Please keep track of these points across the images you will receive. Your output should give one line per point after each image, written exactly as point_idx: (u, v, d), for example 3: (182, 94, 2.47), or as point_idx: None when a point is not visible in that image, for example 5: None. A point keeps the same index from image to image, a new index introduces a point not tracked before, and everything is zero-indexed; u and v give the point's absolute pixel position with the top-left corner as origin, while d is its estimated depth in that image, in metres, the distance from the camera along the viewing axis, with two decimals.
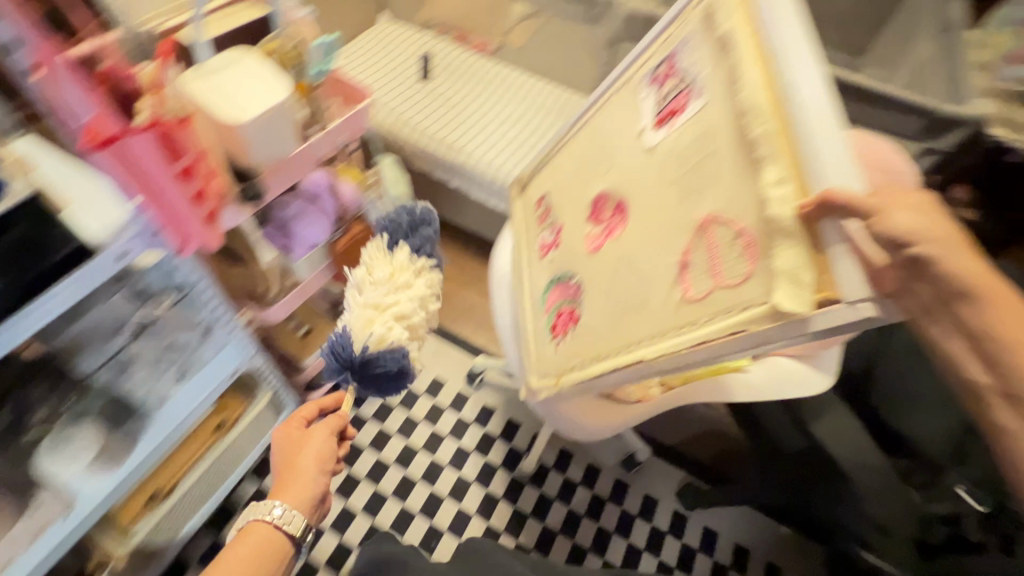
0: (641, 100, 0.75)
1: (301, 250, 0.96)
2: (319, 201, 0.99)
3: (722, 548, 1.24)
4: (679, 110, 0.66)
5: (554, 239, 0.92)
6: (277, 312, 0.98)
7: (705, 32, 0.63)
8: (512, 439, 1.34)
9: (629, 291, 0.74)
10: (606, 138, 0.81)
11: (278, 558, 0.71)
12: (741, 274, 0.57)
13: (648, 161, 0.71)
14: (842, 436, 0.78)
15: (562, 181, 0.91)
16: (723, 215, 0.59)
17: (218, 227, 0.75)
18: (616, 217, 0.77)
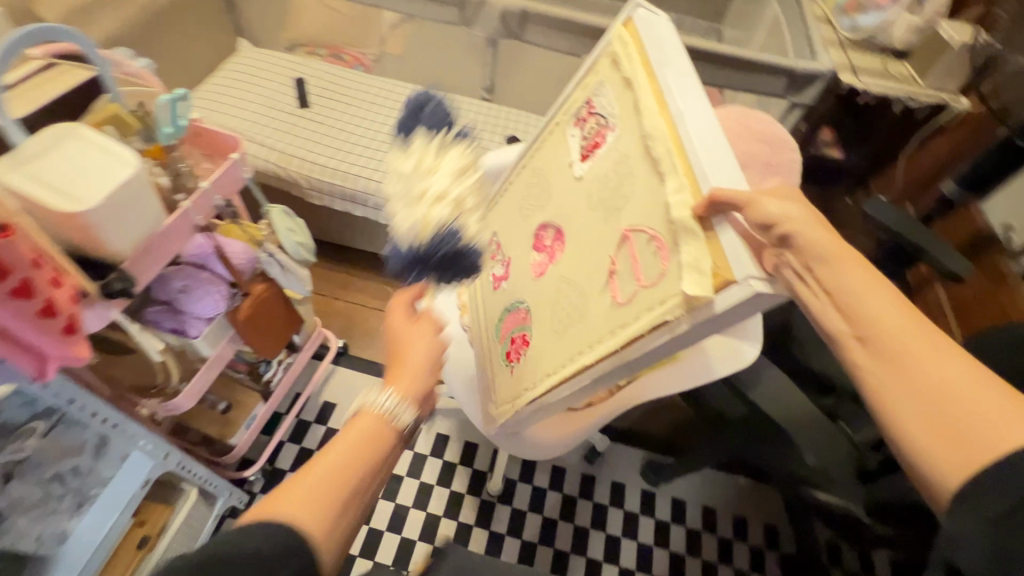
0: (568, 138, 0.76)
1: (197, 328, 0.86)
2: (208, 269, 0.88)
3: (692, 513, 1.30)
4: (600, 142, 0.69)
5: (504, 272, 0.88)
6: (181, 402, 0.86)
7: (613, 70, 0.67)
8: (472, 462, 1.30)
9: (569, 310, 0.72)
10: (538, 173, 0.81)
11: (383, 446, 0.60)
12: (658, 273, 0.57)
13: (580, 189, 0.72)
14: (777, 396, 0.83)
15: (501, 218, 0.90)
16: (635, 228, 0.62)
17: (82, 336, 0.64)
18: (557, 242, 0.76)
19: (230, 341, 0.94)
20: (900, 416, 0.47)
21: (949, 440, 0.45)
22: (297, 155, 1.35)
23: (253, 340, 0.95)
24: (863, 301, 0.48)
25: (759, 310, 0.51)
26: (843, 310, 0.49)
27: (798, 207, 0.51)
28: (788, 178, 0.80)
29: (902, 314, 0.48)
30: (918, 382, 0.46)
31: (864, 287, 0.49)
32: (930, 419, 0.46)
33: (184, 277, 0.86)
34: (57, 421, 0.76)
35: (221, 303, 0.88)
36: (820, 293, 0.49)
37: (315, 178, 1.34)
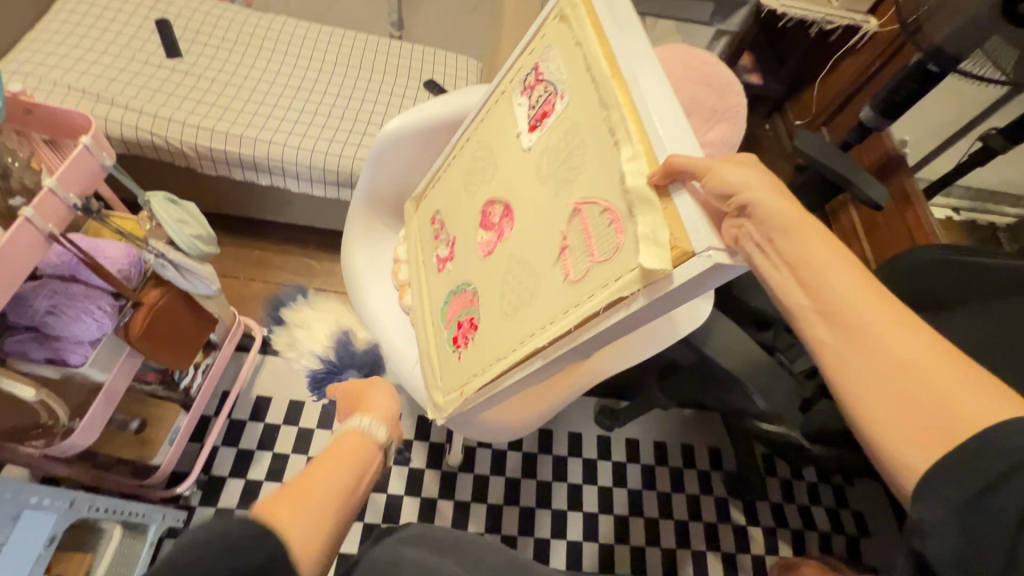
0: (515, 105, 0.67)
1: (80, 354, 0.72)
2: (80, 281, 0.73)
3: (645, 450, 1.36)
4: (550, 111, 0.61)
5: (450, 253, 0.77)
6: (79, 439, 0.76)
7: (560, 32, 0.60)
8: (429, 436, 1.27)
9: (518, 292, 0.62)
10: (485, 145, 0.72)
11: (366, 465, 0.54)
12: (612, 247, 0.49)
13: (528, 160, 0.63)
14: (729, 347, 0.84)
15: (446, 194, 0.79)
16: (588, 198, 0.52)
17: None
18: (507, 218, 0.66)
19: (128, 359, 0.80)
20: (868, 404, 0.39)
21: (912, 424, 0.38)
22: (174, 118, 1.12)
23: (152, 353, 0.80)
24: (826, 271, 0.41)
25: (718, 282, 0.45)
26: (805, 284, 0.42)
27: (760, 172, 0.45)
28: (734, 124, 0.75)
29: (870, 289, 0.41)
30: (880, 360, 0.39)
31: (826, 259, 0.42)
32: (895, 402, 0.38)
33: (48, 295, 0.71)
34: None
35: (105, 320, 0.73)
36: (779, 267, 0.43)
37: (203, 146, 1.12)
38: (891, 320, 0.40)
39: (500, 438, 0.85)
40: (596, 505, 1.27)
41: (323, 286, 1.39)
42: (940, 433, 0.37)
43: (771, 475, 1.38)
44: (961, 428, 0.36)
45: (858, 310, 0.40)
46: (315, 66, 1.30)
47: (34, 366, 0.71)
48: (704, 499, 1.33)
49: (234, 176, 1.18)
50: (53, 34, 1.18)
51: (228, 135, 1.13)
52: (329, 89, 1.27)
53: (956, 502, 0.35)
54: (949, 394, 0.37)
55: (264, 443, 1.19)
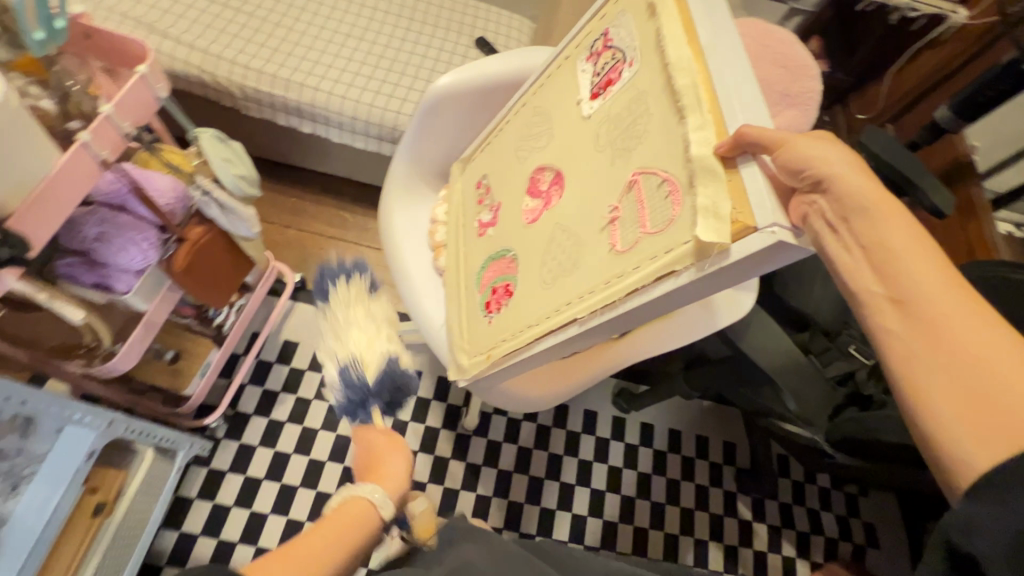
0: (579, 73, 0.64)
1: (125, 282, 0.74)
2: (129, 212, 0.74)
3: (658, 436, 1.36)
4: (615, 80, 0.58)
5: (491, 221, 0.75)
6: (124, 360, 0.78)
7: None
8: (447, 397, 1.29)
9: (555, 262, 0.60)
10: (540, 111, 0.69)
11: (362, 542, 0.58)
12: (665, 220, 0.47)
13: (587, 129, 0.61)
14: (766, 343, 0.81)
15: (495, 159, 0.78)
16: (649, 169, 0.50)
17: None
18: (555, 186, 0.64)
19: (168, 292, 0.82)
20: (933, 402, 0.39)
21: (985, 432, 0.36)
22: (224, 56, 1.11)
23: (191, 288, 0.82)
24: (903, 255, 0.40)
25: (780, 264, 0.43)
26: (880, 269, 0.41)
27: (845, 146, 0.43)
28: (806, 110, 0.71)
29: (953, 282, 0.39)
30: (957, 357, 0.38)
31: (910, 246, 0.40)
32: (959, 400, 0.37)
33: (97, 222, 0.71)
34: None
35: (149, 252, 0.74)
36: (853, 249, 0.42)
37: (250, 87, 1.12)
38: (975, 320, 0.38)
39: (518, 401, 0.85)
40: (605, 483, 1.28)
41: (355, 240, 1.39)
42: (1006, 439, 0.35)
43: (783, 476, 1.37)
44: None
45: (935, 300, 0.39)
46: (367, 14, 1.27)
47: (82, 290, 0.73)
48: (712, 490, 1.33)
49: (278, 120, 1.17)
50: None
51: (276, 78, 1.11)
52: (380, 38, 1.24)
53: (1016, 509, 0.33)
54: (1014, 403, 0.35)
55: (288, 386, 1.23)
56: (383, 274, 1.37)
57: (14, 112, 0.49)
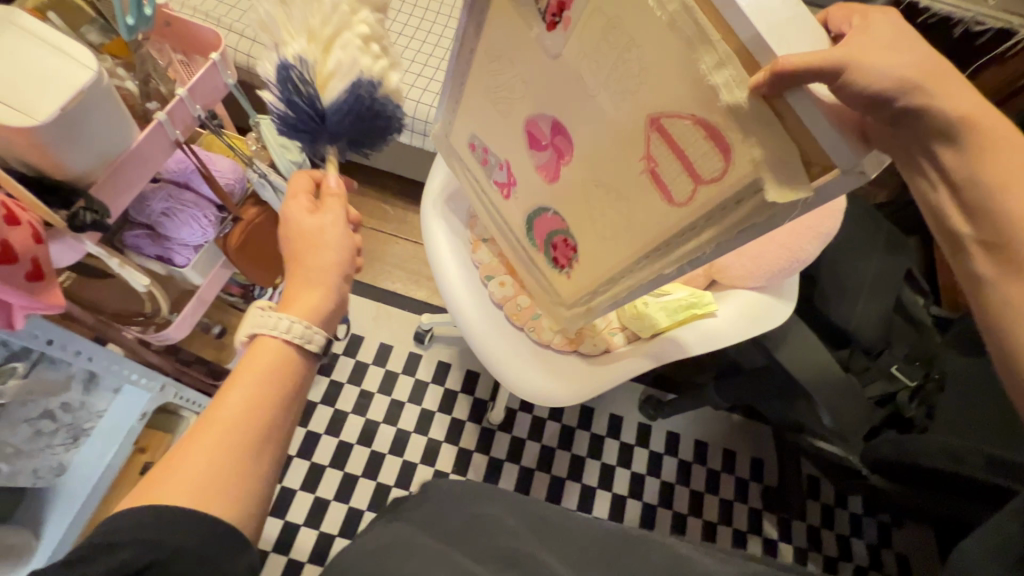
0: (517, 4, 0.57)
1: (183, 256, 0.78)
2: (192, 189, 0.79)
3: (684, 446, 1.34)
4: (568, 4, 0.51)
5: (509, 178, 0.77)
6: (177, 330, 0.83)
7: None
8: (474, 391, 1.30)
9: (609, 218, 0.62)
10: (496, 56, 0.65)
11: (291, 378, 0.53)
12: (717, 170, 0.46)
13: (567, 73, 0.56)
14: (803, 355, 0.80)
15: (477, 115, 0.76)
16: (665, 112, 0.48)
17: (54, 282, 0.56)
18: (558, 135, 0.63)
19: (220, 269, 0.86)
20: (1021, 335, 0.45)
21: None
22: None
23: (246, 268, 0.87)
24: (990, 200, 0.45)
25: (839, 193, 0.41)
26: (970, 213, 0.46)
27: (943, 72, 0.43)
28: None
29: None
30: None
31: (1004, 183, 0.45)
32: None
33: (164, 198, 0.77)
34: (37, 360, 0.70)
35: (208, 230, 0.79)
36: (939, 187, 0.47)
37: None
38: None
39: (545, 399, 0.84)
40: (627, 488, 1.27)
41: (394, 232, 1.43)
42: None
43: (812, 497, 1.33)
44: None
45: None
46: (418, 13, 1.31)
47: (143, 260, 0.78)
48: (737, 506, 1.30)
49: None
50: None
51: None
52: (429, 36, 1.28)
53: None
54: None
55: (322, 369, 1.27)
56: (419, 266, 1.41)
57: (105, 92, 0.53)
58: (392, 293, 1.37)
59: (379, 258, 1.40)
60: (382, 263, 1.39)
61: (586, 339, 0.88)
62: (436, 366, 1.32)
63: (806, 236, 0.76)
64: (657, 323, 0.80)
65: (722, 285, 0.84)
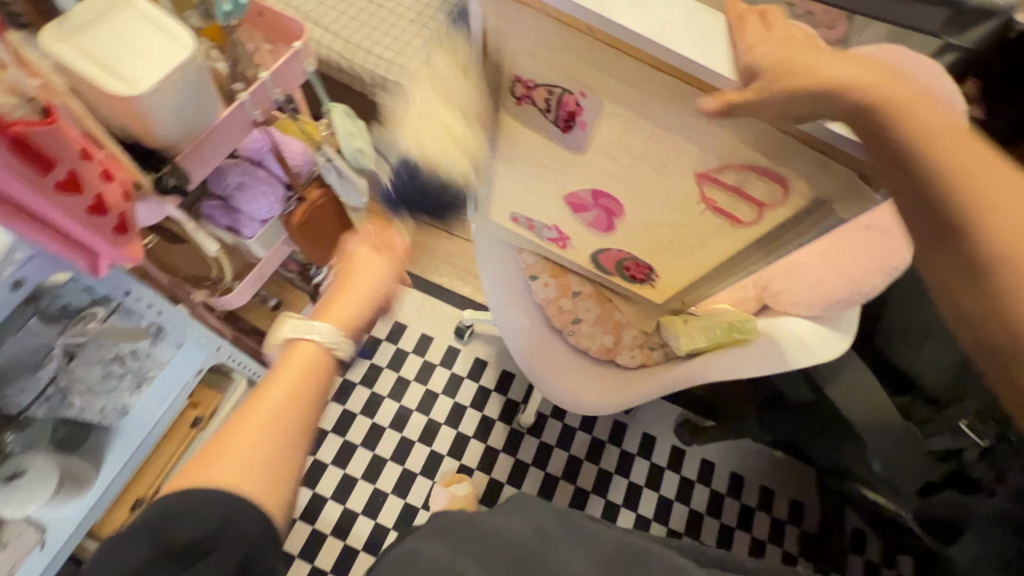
0: (532, 123, 0.61)
1: (250, 229, 0.84)
2: (265, 167, 0.85)
3: (718, 477, 1.28)
4: (579, 111, 0.56)
5: (561, 235, 0.83)
6: (239, 296, 0.90)
7: (518, 36, 0.51)
8: (507, 391, 1.31)
9: (677, 241, 0.70)
10: (518, 158, 0.69)
11: (326, 376, 0.63)
12: (777, 194, 0.53)
13: (599, 155, 0.61)
14: (856, 394, 0.75)
15: (512, 198, 0.79)
16: (710, 168, 0.54)
17: (136, 237, 0.62)
18: (602, 198, 0.69)
19: (282, 245, 0.92)
20: None
21: None
22: (362, 46, 1.24)
23: (306, 246, 0.93)
24: None
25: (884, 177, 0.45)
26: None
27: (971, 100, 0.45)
28: None
29: (966, 140, 0.39)
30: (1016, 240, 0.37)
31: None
32: None
33: (239, 173, 0.82)
34: (114, 309, 0.80)
35: (275, 207, 0.85)
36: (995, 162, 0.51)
37: (379, 74, 1.23)
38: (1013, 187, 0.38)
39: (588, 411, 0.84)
40: (653, 511, 1.23)
41: (446, 227, 1.46)
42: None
43: (855, 551, 1.23)
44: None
45: None
46: None
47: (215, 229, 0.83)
48: (769, 547, 1.23)
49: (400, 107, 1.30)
50: None
51: (403, 69, 1.23)
52: None
53: None
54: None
55: (365, 351, 1.32)
56: (468, 262, 1.43)
57: (197, 71, 0.58)
58: (438, 286, 1.40)
59: (430, 251, 1.43)
60: (432, 256, 1.43)
61: (623, 351, 0.86)
62: (472, 362, 1.33)
63: (872, 266, 0.70)
64: (696, 343, 0.78)
65: (773, 310, 0.80)
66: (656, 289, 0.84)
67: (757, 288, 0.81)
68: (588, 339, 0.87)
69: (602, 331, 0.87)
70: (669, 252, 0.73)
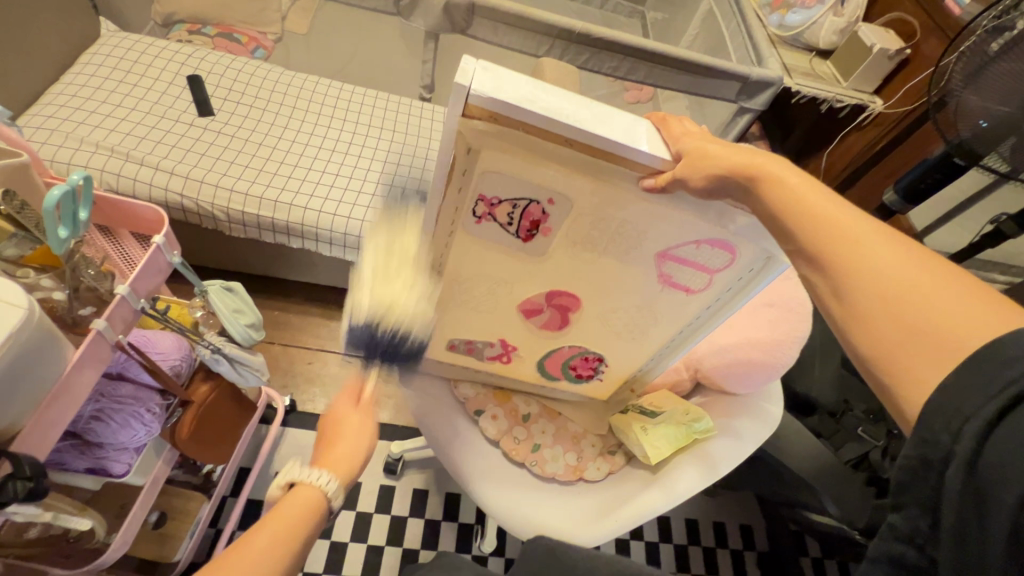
0: (487, 241, 0.61)
1: (123, 462, 0.65)
2: (129, 380, 0.67)
3: (677, 528, 1.32)
4: (543, 219, 0.57)
5: (505, 349, 0.80)
6: (111, 556, 0.68)
7: (492, 154, 0.50)
8: (458, 515, 1.21)
9: (632, 324, 0.72)
10: (467, 277, 0.66)
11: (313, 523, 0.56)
12: (724, 261, 0.60)
13: (558, 258, 0.62)
14: (795, 449, 0.84)
15: (453, 324, 0.76)
16: (671, 246, 0.59)
17: None
18: (556, 298, 0.69)
19: (163, 466, 0.73)
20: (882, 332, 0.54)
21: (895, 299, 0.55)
22: (206, 180, 1.13)
23: (199, 453, 0.76)
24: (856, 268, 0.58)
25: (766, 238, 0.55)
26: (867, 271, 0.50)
27: None
28: None
29: (811, 189, 0.47)
30: (876, 281, 0.42)
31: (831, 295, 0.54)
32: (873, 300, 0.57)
33: (93, 400, 0.64)
34: None
35: (153, 424, 0.67)
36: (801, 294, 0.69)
37: (236, 210, 1.13)
38: (871, 232, 0.44)
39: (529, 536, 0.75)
40: None
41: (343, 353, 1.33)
42: (935, 347, 0.39)
43: (801, 553, 1.35)
44: (966, 331, 0.37)
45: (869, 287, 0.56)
46: (349, 128, 1.35)
47: (72, 477, 0.64)
48: None
49: (267, 239, 1.18)
50: (70, 103, 1.16)
51: (264, 199, 1.14)
52: (362, 153, 1.30)
53: None
54: (967, 330, 0.38)
55: None
56: None
57: (38, 328, 0.45)
58: None
59: (330, 388, 1.29)
60: (336, 389, 1.29)
61: (588, 466, 0.83)
62: (411, 496, 1.21)
63: (784, 336, 0.78)
64: (663, 453, 0.76)
65: (708, 386, 0.86)
66: (604, 382, 0.86)
67: (689, 369, 0.85)
68: (552, 465, 0.82)
69: (563, 449, 0.84)
70: (614, 340, 0.76)
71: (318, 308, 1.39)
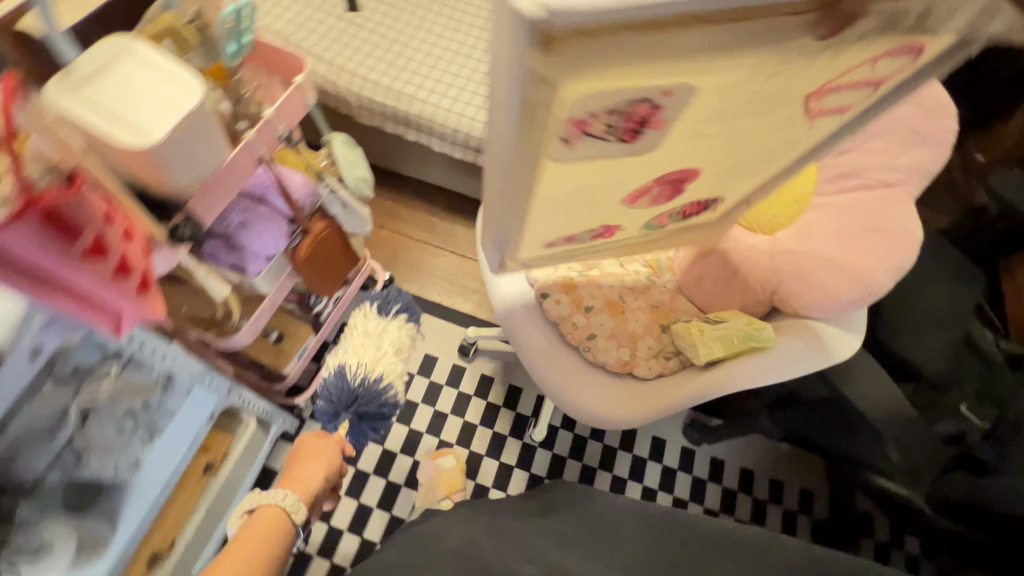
0: (597, 156, 0.48)
1: (256, 266, 0.81)
2: (267, 203, 0.82)
3: (729, 474, 1.30)
4: (655, 113, 0.44)
5: (606, 230, 0.69)
6: (241, 338, 0.86)
7: (586, 67, 0.36)
8: (516, 406, 1.31)
9: (757, 153, 0.61)
10: (564, 197, 0.56)
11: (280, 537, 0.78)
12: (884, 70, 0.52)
13: (673, 144, 0.50)
14: (875, 397, 0.76)
15: (547, 226, 0.62)
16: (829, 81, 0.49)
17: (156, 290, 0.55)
18: (670, 177, 0.58)
19: (285, 280, 0.90)
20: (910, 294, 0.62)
21: None
22: (346, 68, 1.27)
23: (311, 278, 0.92)
24: None
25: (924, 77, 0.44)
26: None
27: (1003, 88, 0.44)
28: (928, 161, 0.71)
29: None
30: None
31: None
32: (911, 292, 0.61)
33: (241, 211, 0.80)
34: (127, 362, 0.75)
35: (280, 241, 0.82)
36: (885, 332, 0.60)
37: (367, 97, 1.26)
38: None
39: (581, 419, 0.86)
40: None
41: (440, 247, 1.47)
42: None
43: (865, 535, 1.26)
44: None
45: None
46: (475, 33, 1.40)
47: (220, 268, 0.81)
48: None
49: (388, 128, 1.31)
50: None
51: (390, 89, 1.25)
52: (484, 58, 1.35)
53: None
54: None
55: None
56: (463, 279, 1.44)
57: (207, 116, 0.56)
58: (438, 305, 1.40)
59: (424, 275, 1.44)
60: (430, 276, 1.43)
61: (639, 363, 0.87)
62: (478, 380, 1.33)
63: (880, 266, 0.71)
64: (715, 355, 0.77)
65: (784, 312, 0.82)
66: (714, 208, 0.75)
67: (766, 292, 0.82)
68: (604, 354, 0.87)
69: (617, 344, 0.88)
70: (740, 166, 0.63)
71: (424, 204, 1.52)
